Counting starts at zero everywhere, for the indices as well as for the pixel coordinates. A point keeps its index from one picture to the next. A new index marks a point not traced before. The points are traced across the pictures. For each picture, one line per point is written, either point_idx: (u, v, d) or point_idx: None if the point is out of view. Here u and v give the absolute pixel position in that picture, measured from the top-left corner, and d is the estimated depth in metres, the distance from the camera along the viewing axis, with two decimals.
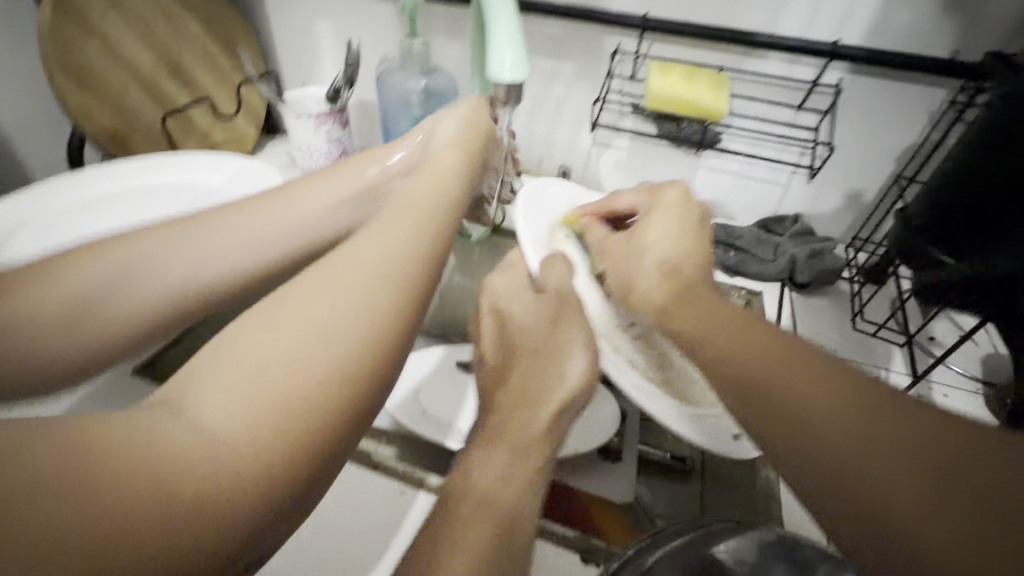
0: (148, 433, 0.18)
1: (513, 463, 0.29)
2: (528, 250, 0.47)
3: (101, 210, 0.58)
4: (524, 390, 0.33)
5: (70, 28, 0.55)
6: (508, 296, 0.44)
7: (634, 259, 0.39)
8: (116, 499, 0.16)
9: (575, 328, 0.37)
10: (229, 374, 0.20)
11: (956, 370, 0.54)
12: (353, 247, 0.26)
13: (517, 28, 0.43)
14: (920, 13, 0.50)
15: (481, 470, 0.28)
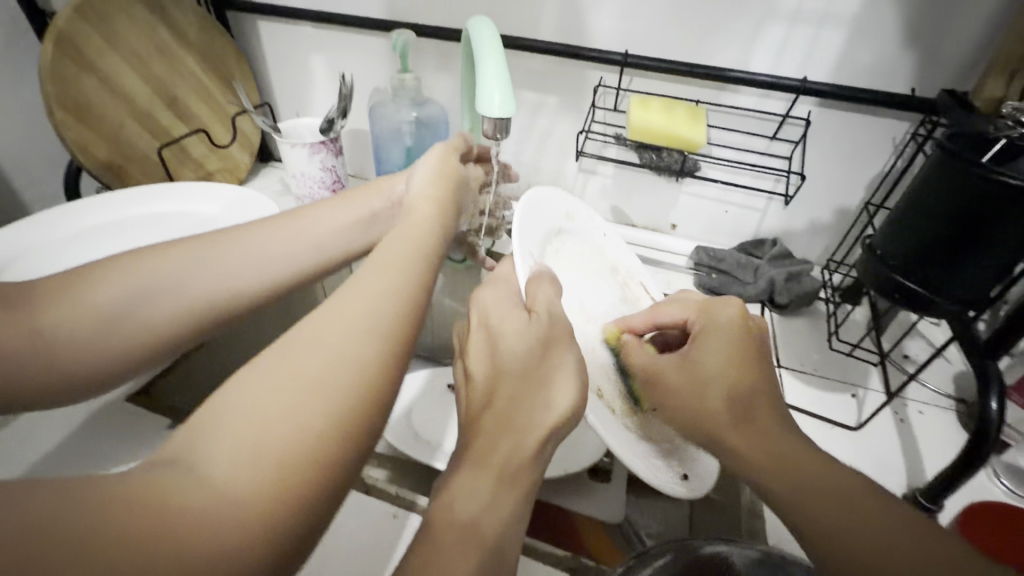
0: (150, 487, 0.19)
1: (508, 494, 0.29)
2: (517, 265, 0.39)
3: (100, 239, 0.59)
4: (510, 411, 0.32)
5: (71, 65, 0.57)
6: (496, 311, 0.38)
7: (694, 393, 0.35)
8: (120, 551, 0.17)
9: (567, 354, 0.35)
10: (231, 427, 0.21)
11: (931, 387, 0.56)
12: (343, 299, 0.28)
13: (504, 67, 0.45)
14: (879, 52, 0.54)
15: (462, 494, 0.29)
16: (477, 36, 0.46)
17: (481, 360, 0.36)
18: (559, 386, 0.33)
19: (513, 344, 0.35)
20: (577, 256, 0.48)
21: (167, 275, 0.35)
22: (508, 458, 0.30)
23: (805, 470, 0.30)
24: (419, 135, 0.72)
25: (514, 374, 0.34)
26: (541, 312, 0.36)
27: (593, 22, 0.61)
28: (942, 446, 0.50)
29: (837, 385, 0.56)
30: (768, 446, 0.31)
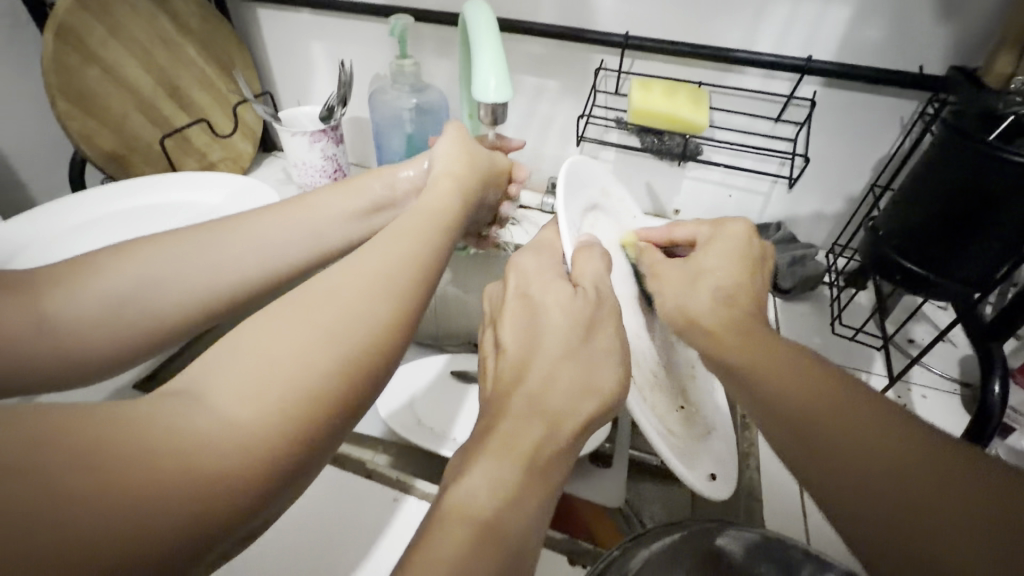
0: (162, 422, 0.20)
1: (534, 487, 0.26)
2: (565, 235, 0.37)
3: (107, 228, 0.60)
4: (539, 393, 0.29)
5: (72, 55, 0.57)
6: (538, 281, 0.36)
7: (689, 286, 0.38)
8: (134, 475, 0.18)
9: (612, 337, 0.33)
10: (236, 374, 0.23)
11: (935, 372, 0.55)
12: (348, 266, 0.29)
13: (501, 51, 0.45)
14: (886, 29, 0.52)
15: (485, 487, 0.25)
16: (473, 20, 0.45)
17: (518, 333, 0.33)
18: (600, 368, 0.31)
19: (555, 317, 0.33)
20: (612, 236, 0.46)
21: (186, 261, 0.36)
22: (538, 447, 0.27)
23: (830, 409, 0.26)
24: (420, 122, 0.72)
25: (555, 354, 0.31)
26: (587, 286, 0.34)
27: (593, 4, 0.60)
28: (945, 430, 0.50)
29: (840, 370, 0.55)
30: (795, 381, 0.28)
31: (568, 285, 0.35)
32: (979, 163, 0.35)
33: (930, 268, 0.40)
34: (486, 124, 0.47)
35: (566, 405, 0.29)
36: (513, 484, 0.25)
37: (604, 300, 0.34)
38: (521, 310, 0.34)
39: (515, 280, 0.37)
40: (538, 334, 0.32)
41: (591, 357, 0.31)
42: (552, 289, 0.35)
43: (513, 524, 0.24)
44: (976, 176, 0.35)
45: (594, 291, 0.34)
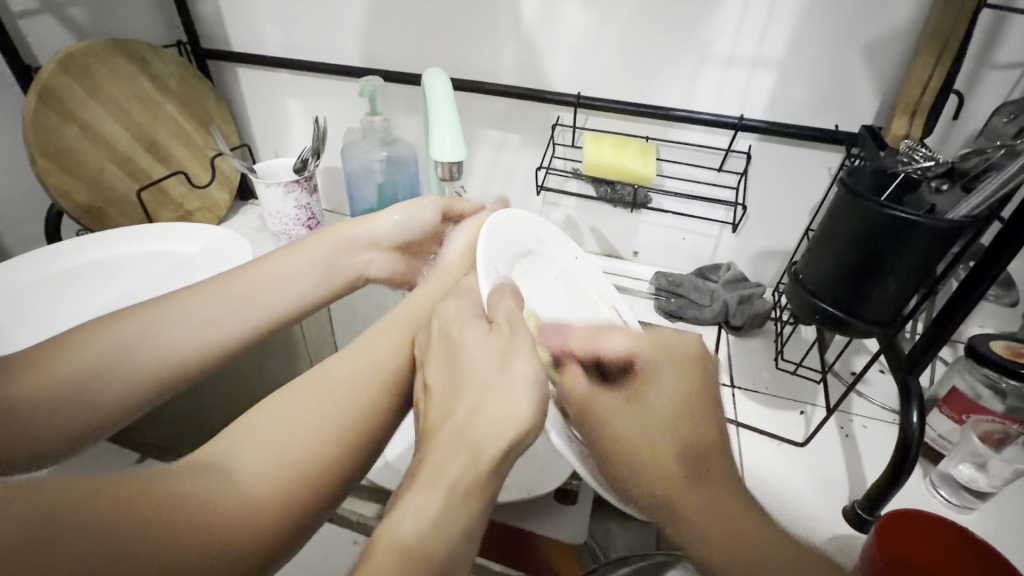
0: (192, 482, 0.26)
1: (462, 509, 0.27)
2: (482, 278, 0.39)
3: (79, 279, 0.61)
4: (469, 425, 0.30)
5: (52, 115, 0.60)
6: (458, 321, 0.37)
7: (649, 445, 0.34)
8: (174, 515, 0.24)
9: (529, 363, 0.33)
10: (250, 449, 0.30)
11: (876, 403, 0.58)
12: (326, 367, 0.38)
13: (456, 115, 0.49)
14: (807, 93, 0.58)
15: (411, 515, 0.27)
16: (430, 86, 0.49)
17: (442, 372, 0.34)
18: (518, 396, 0.31)
19: (478, 356, 0.34)
20: (548, 279, 0.48)
21: (187, 311, 0.40)
22: (460, 478, 0.28)
23: (740, 544, 0.30)
24: (391, 173, 0.76)
25: (482, 382, 0.32)
26: (502, 323, 0.35)
27: (547, 67, 0.66)
28: (882, 458, 0.53)
29: (786, 403, 0.58)
30: (712, 500, 0.31)
31: (484, 323, 0.36)
32: (873, 219, 0.39)
33: (845, 309, 0.43)
34: (444, 180, 0.50)
35: (490, 437, 0.29)
36: (440, 513, 0.27)
37: (518, 331, 0.35)
38: (444, 349, 0.36)
39: (439, 325, 0.38)
40: (461, 368, 0.33)
41: (509, 388, 0.31)
42: (472, 329, 0.36)
43: (438, 548, 0.26)
44: (873, 228, 0.39)
45: (510, 326, 0.35)
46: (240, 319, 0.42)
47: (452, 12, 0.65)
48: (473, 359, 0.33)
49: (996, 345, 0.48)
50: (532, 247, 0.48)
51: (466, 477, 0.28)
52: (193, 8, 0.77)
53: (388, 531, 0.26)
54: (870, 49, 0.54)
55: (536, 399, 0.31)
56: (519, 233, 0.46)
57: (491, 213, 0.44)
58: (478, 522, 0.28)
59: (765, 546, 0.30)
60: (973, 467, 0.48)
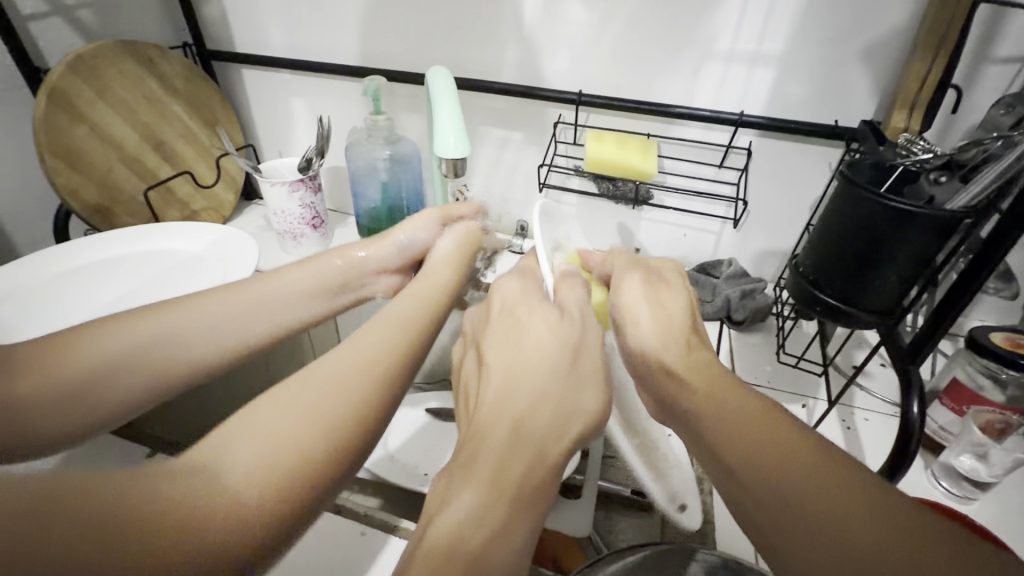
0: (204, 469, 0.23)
1: (519, 512, 0.27)
2: (545, 266, 0.42)
3: (86, 276, 0.62)
4: (523, 420, 0.29)
5: (62, 116, 0.61)
6: (523, 304, 0.37)
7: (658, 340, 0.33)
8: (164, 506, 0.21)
9: (597, 353, 0.35)
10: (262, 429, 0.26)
11: (877, 396, 0.59)
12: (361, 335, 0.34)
13: (460, 113, 0.49)
14: (806, 88, 0.59)
15: (468, 517, 0.26)
16: (434, 83, 0.50)
17: (502, 353, 0.34)
18: (586, 392, 0.32)
19: (548, 341, 0.34)
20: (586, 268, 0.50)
21: (212, 316, 0.41)
22: (524, 479, 0.27)
23: (785, 446, 0.24)
24: (394, 171, 0.77)
25: (547, 371, 0.32)
26: (573, 313, 0.37)
27: (548, 65, 0.66)
28: (883, 450, 0.53)
29: (788, 396, 0.59)
30: (738, 408, 0.26)
31: (554, 310, 0.37)
32: (873, 211, 0.39)
33: (846, 301, 0.44)
34: (448, 176, 0.51)
35: (553, 437, 0.29)
36: (503, 516, 0.26)
37: (587, 320, 0.37)
38: (508, 328, 0.36)
39: (500, 304, 0.38)
40: (523, 351, 0.33)
41: (577, 382, 0.32)
42: (528, 306, 0.37)
43: (496, 552, 0.25)
44: (873, 219, 0.40)
45: (580, 315, 0.37)
46: (258, 326, 0.42)
47: (454, 11, 0.66)
48: (540, 342, 0.34)
49: (997, 336, 0.48)
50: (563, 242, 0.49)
51: (526, 475, 0.28)
52: (197, 9, 0.77)
53: (437, 533, 0.26)
54: (869, 45, 0.55)
55: (601, 394, 0.33)
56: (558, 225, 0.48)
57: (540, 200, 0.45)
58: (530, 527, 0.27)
59: (803, 455, 0.23)
60: (974, 458, 0.48)
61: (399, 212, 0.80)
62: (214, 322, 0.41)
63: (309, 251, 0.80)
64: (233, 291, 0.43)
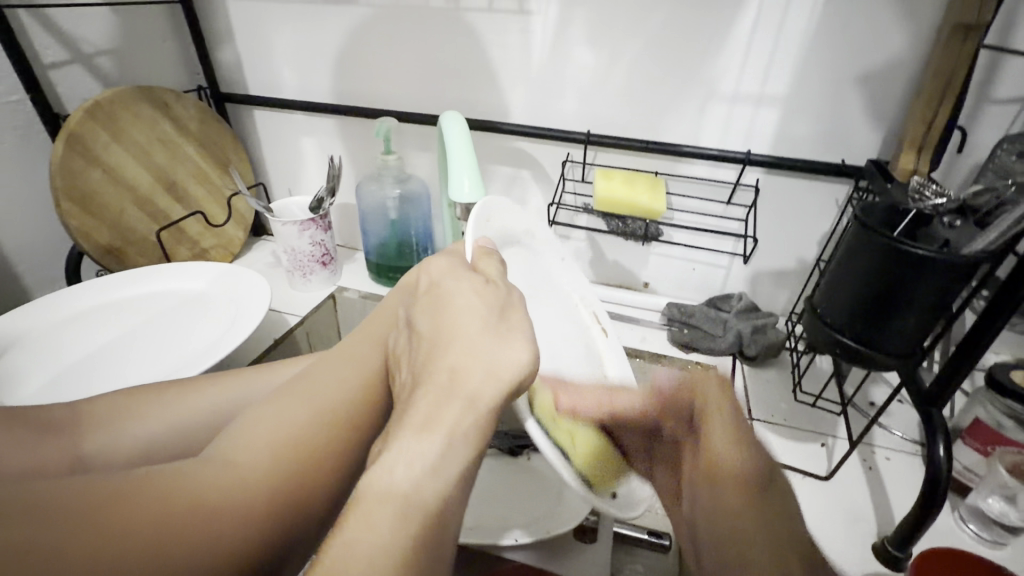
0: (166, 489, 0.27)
1: (457, 453, 0.28)
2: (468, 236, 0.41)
3: (90, 320, 0.62)
4: (457, 375, 0.30)
5: (80, 161, 0.61)
6: (449, 273, 0.37)
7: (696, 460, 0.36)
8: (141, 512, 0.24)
9: (524, 316, 0.34)
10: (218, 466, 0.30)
11: (897, 434, 0.58)
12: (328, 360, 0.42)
13: (473, 157, 0.50)
14: (812, 127, 0.60)
15: (404, 463, 0.26)
16: (449, 129, 0.51)
17: (433, 320, 0.35)
18: (514, 342, 0.32)
19: (472, 302, 0.34)
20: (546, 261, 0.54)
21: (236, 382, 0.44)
22: (459, 421, 0.28)
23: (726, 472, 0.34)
24: (403, 209, 0.78)
25: (473, 332, 0.32)
26: (499, 283, 0.36)
27: (557, 105, 0.68)
28: (907, 492, 0.52)
29: (807, 436, 0.58)
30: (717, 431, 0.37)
31: (480, 277, 0.37)
32: (890, 255, 0.40)
33: (866, 343, 0.43)
34: (462, 219, 0.51)
35: (484, 384, 0.30)
36: (434, 457, 0.27)
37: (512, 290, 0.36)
38: (434, 298, 0.36)
39: (428, 279, 0.39)
40: (449, 316, 0.34)
41: (505, 335, 0.32)
42: (454, 273, 0.38)
43: (432, 494, 0.26)
44: (892, 263, 0.40)
45: (505, 283, 0.36)
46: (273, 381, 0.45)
47: (465, 55, 0.68)
48: (463, 310, 0.34)
49: (1017, 375, 0.48)
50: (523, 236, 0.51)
51: (463, 421, 0.28)
52: (212, 53, 0.79)
53: (377, 476, 0.26)
54: (872, 85, 0.56)
55: (527, 346, 0.32)
56: (515, 224, 0.49)
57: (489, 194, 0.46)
58: (462, 461, 0.28)
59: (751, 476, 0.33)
60: (1003, 500, 0.47)
61: (408, 248, 0.81)
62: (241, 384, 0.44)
63: (318, 288, 0.80)
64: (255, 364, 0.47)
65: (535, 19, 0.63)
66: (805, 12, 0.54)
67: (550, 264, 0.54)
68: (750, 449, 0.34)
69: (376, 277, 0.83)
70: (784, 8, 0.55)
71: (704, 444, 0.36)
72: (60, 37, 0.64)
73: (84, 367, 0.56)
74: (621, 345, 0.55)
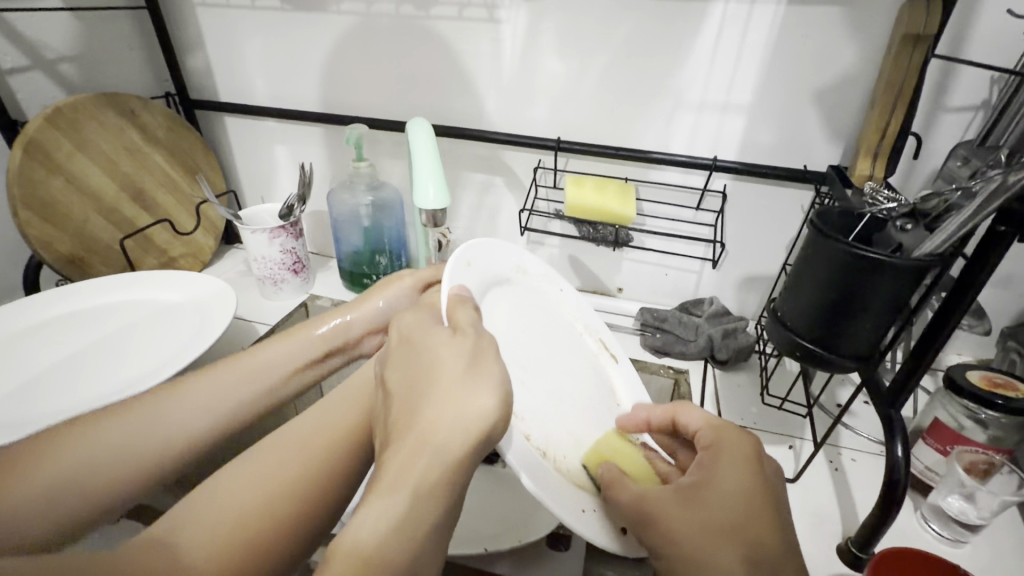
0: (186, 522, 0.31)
1: (429, 508, 0.27)
2: (442, 286, 0.38)
3: (53, 330, 0.60)
4: (428, 430, 0.29)
5: (39, 168, 0.60)
6: (416, 325, 0.36)
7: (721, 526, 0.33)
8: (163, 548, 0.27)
9: (497, 364, 0.32)
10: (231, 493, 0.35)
11: (863, 435, 0.59)
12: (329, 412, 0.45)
13: (439, 165, 0.50)
14: (774, 135, 0.61)
15: (372, 521, 0.26)
16: (414, 135, 0.51)
17: (405, 375, 0.33)
18: (483, 388, 0.30)
19: (439, 353, 0.33)
20: (528, 307, 0.48)
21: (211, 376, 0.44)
22: (427, 474, 0.28)
23: (741, 534, 0.32)
24: (376, 217, 0.78)
25: (449, 376, 0.31)
26: (466, 330, 0.34)
27: (528, 113, 0.68)
28: (872, 493, 0.53)
29: (775, 438, 0.58)
30: (737, 495, 0.34)
31: (447, 330, 0.34)
32: (847, 262, 0.40)
33: (827, 347, 0.44)
34: (428, 226, 0.51)
35: (451, 436, 0.28)
36: (403, 514, 0.27)
37: (484, 336, 0.34)
38: (404, 352, 0.35)
39: (396, 334, 0.37)
40: (420, 368, 0.33)
41: (472, 382, 0.31)
42: (422, 326, 0.36)
43: (401, 548, 0.26)
44: (851, 271, 0.40)
45: (473, 330, 0.34)
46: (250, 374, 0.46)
47: (436, 61, 0.68)
48: (433, 356, 0.33)
49: (974, 374, 0.49)
50: (510, 274, 0.48)
51: (431, 474, 0.28)
52: (181, 59, 0.78)
53: (345, 540, 0.26)
54: (831, 94, 0.57)
55: (497, 393, 0.30)
56: (499, 261, 0.47)
57: (461, 247, 0.42)
58: (433, 517, 0.27)
59: (757, 553, 0.31)
60: (962, 499, 0.48)
61: (382, 256, 0.80)
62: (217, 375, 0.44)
63: (290, 296, 0.79)
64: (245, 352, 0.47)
65: (504, 27, 0.63)
66: (765, 24, 0.55)
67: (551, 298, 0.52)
68: (756, 514, 0.33)
69: (349, 286, 0.82)
70: (746, 19, 0.56)
71: (718, 496, 0.34)
72: (20, 43, 0.63)
73: (45, 379, 0.54)
74: (632, 365, 0.53)
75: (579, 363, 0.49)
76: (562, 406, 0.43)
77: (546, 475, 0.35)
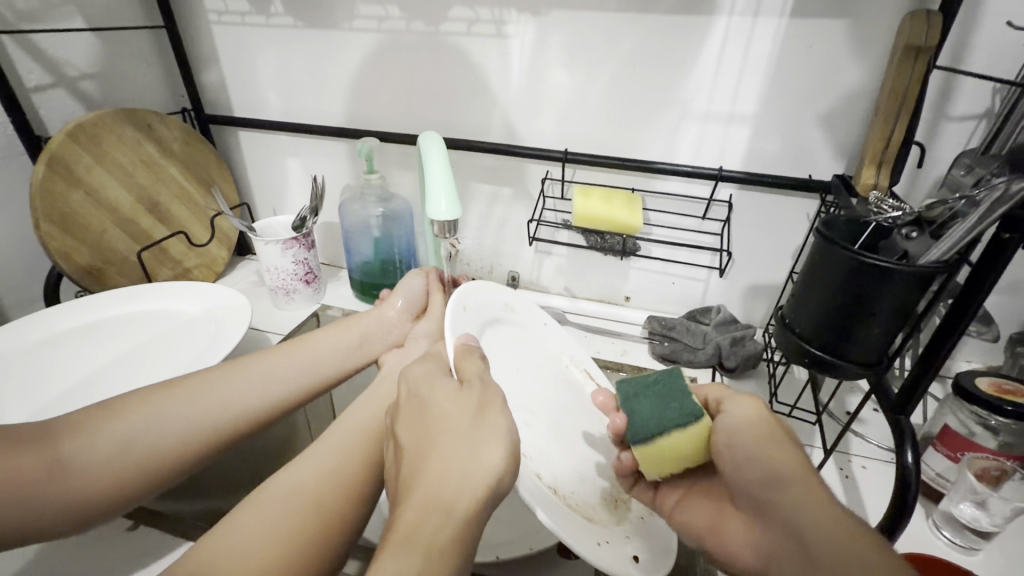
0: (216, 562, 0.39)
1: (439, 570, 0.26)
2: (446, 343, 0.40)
3: (82, 341, 0.61)
4: (435, 488, 0.29)
5: (61, 183, 0.62)
6: (422, 381, 0.37)
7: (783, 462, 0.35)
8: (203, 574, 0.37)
9: (502, 417, 0.33)
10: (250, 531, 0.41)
11: (873, 441, 0.59)
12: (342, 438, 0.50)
13: (450, 177, 0.51)
14: (779, 145, 0.62)
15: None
16: (426, 148, 0.52)
17: (414, 433, 0.34)
18: (490, 447, 0.31)
19: (447, 409, 0.34)
20: (517, 346, 0.51)
21: (224, 381, 0.51)
22: (436, 534, 0.27)
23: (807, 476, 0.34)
24: (386, 227, 0.79)
25: (459, 431, 0.32)
26: (473, 383, 0.36)
27: (535, 125, 0.69)
28: (882, 500, 0.53)
29: None
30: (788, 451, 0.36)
31: (454, 382, 0.36)
32: (853, 270, 0.41)
33: (834, 353, 0.44)
34: (440, 236, 0.52)
35: (459, 493, 0.29)
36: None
37: (489, 390, 0.36)
38: (414, 408, 0.36)
39: (405, 387, 0.38)
40: (429, 425, 0.34)
41: (477, 438, 0.32)
42: (432, 378, 0.37)
43: None
44: (857, 277, 0.41)
45: (478, 383, 0.36)
46: (263, 380, 0.53)
47: (446, 75, 0.69)
48: (441, 415, 0.34)
49: (983, 381, 0.49)
50: (501, 313, 0.51)
51: (438, 536, 0.27)
52: (198, 75, 0.81)
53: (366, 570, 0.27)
54: (835, 105, 0.58)
55: (504, 449, 0.31)
56: (490, 303, 0.49)
57: (454, 293, 0.45)
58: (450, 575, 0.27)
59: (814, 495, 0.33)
60: (974, 506, 0.48)
61: (391, 266, 0.81)
62: (229, 380, 0.51)
63: (301, 306, 0.80)
64: (253, 358, 0.54)
65: (512, 42, 0.65)
66: (767, 38, 0.57)
67: (539, 334, 0.54)
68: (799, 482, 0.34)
69: (360, 295, 0.83)
70: (749, 33, 0.57)
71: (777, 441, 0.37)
72: (44, 61, 0.65)
73: (73, 392, 0.56)
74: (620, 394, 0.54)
75: (570, 397, 0.51)
76: (557, 439, 0.45)
77: (557, 506, 0.37)
